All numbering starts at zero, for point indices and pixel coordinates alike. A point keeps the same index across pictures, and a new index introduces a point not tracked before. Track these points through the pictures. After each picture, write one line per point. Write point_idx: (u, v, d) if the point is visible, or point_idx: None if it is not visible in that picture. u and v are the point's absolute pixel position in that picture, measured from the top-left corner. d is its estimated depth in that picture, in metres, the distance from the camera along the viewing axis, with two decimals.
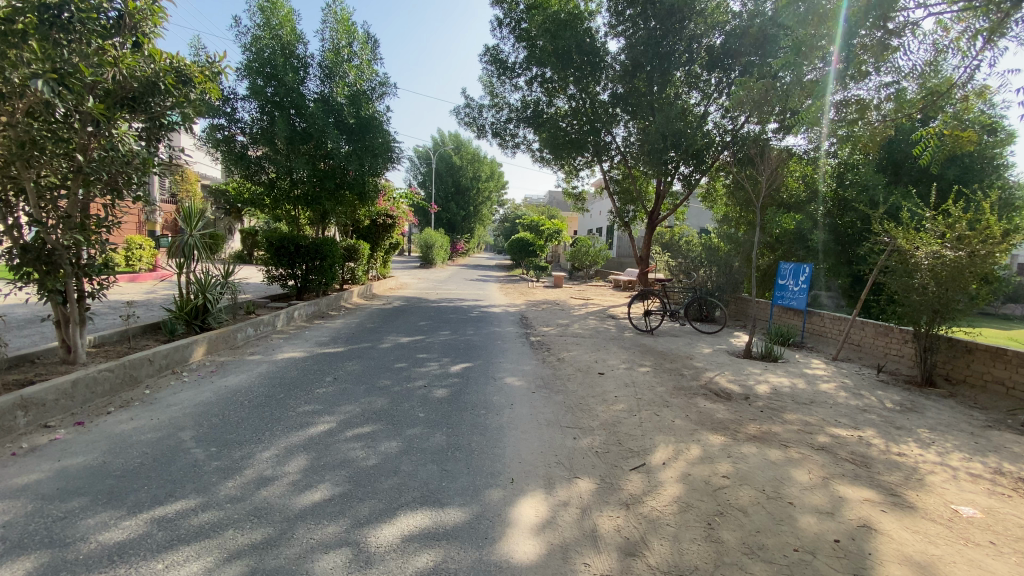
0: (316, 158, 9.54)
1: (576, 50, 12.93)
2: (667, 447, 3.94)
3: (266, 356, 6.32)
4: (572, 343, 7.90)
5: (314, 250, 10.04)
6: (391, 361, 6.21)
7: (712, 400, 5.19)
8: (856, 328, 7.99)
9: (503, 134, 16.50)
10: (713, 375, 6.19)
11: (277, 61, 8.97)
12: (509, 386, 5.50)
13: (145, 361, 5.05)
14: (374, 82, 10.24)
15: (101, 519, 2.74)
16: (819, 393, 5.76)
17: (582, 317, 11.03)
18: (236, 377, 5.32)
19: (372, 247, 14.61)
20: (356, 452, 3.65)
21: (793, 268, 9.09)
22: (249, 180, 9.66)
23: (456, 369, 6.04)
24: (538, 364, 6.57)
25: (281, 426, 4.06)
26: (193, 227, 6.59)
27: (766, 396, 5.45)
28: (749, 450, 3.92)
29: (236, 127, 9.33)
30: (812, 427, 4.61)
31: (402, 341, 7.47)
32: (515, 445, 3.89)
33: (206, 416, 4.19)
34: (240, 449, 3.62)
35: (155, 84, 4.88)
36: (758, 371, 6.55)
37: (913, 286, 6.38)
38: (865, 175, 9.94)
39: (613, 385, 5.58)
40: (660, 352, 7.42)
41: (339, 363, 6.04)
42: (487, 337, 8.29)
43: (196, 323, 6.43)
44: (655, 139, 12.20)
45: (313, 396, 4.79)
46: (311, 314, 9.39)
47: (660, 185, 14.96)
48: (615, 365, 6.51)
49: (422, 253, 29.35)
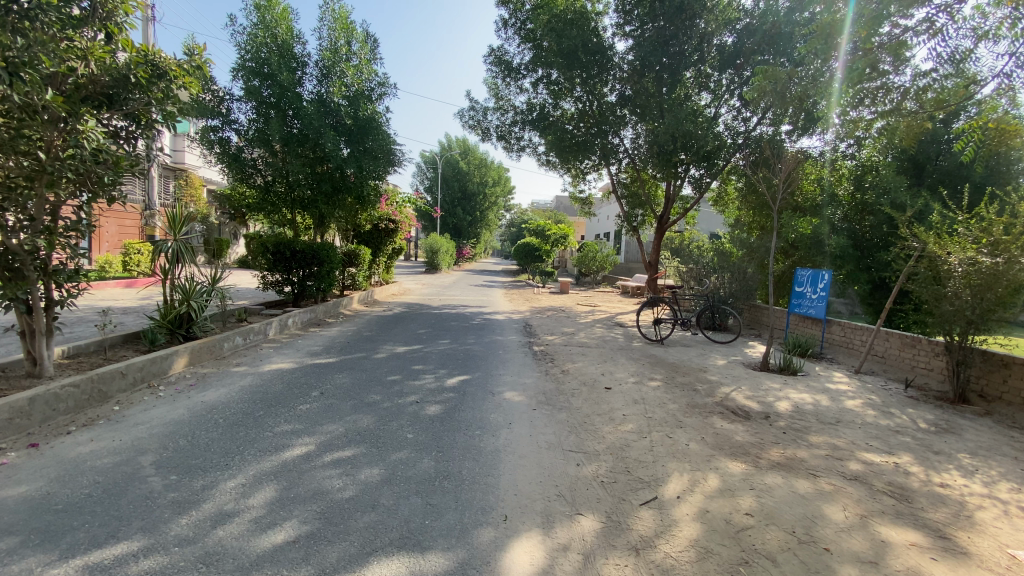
0: (314, 161, 9.22)
1: (583, 49, 12.57)
2: (681, 476, 3.51)
3: (252, 367, 5.96)
4: (577, 354, 7.48)
5: (311, 255, 9.68)
6: (383, 374, 5.84)
7: (729, 419, 4.76)
8: (880, 339, 7.51)
9: (508, 137, 16.17)
10: (729, 391, 5.74)
11: (272, 60, 8.64)
12: (509, 402, 5.09)
13: (117, 374, 4.71)
14: (374, 82, 9.88)
15: (25, 566, 2.37)
16: (845, 411, 5.30)
17: (588, 325, 10.61)
18: (215, 392, 4.96)
19: (374, 252, 14.27)
20: (332, 481, 3.26)
21: (811, 275, 8.64)
22: (244, 183, 9.34)
23: (453, 382, 5.65)
24: (541, 376, 6.15)
25: (253, 449, 3.68)
26: (177, 231, 6.18)
27: (788, 415, 5.01)
28: (774, 481, 3.49)
29: (231, 128, 9.03)
30: (841, 451, 4.18)
31: (398, 351, 7.10)
32: (511, 473, 3.49)
33: (173, 438, 3.83)
34: (203, 477, 3.24)
35: (126, 77, 4.67)
36: (777, 385, 6.09)
37: (945, 295, 5.91)
38: (886, 177, 9.49)
39: (621, 401, 5.16)
40: (671, 364, 6.98)
41: (328, 375, 5.68)
42: (488, 347, 7.90)
43: (179, 332, 6.08)
44: (664, 140, 11.76)
45: (294, 413, 4.42)
46: (307, 322, 9.03)
47: (669, 189, 14.53)
48: (623, 378, 6.08)
49: (428, 259, 29.09)
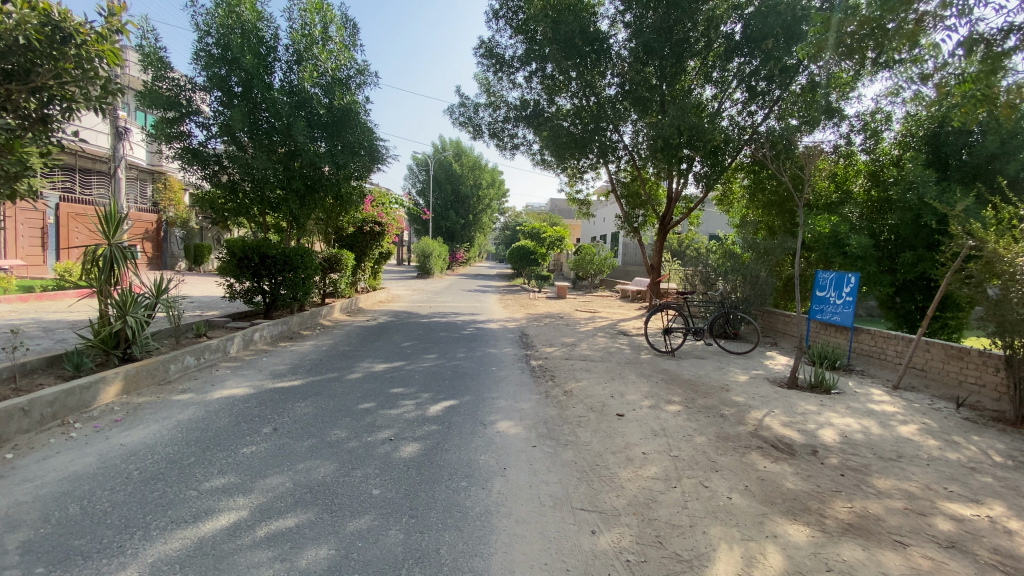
0: (286, 157, 8.29)
1: (580, 37, 11.72)
2: (730, 551, 2.65)
3: (199, 393, 5.05)
4: (581, 370, 6.62)
5: (282, 260, 8.74)
6: (354, 400, 4.94)
7: (771, 457, 3.91)
8: (919, 350, 6.73)
9: (501, 134, 15.31)
10: (762, 416, 4.88)
11: (233, 43, 7.66)
12: (502, 436, 4.20)
13: (17, 411, 3.80)
14: (351, 69, 8.96)
15: None
16: (904, 442, 4.47)
17: (590, 335, 9.73)
18: (143, 430, 4.06)
19: (358, 257, 13.35)
20: (260, 572, 2.38)
21: (835, 278, 7.89)
22: (209, 182, 8.40)
23: (436, 411, 4.75)
24: (540, 400, 5.26)
25: (165, 519, 2.80)
26: (111, 236, 5.24)
27: (840, 450, 4.16)
28: (854, 556, 2.64)
29: (194, 121, 8.04)
30: (921, 503, 3.35)
31: (376, 369, 6.21)
32: (505, 552, 2.61)
33: (63, 505, 2.92)
34: (78, 572, 2.35)
35: (20, 39, 3.83)
36: (814, 408, 5.23)
37: (1013, 302, 5.06)
38: (912, 170, 8.65)
39: (638, 434, 4.27)
40: (687, 381, 6.12)
41: (288, 404, 4.78)
42: (479, 362, 6.99)
43: (114, 354, 5.18)
44: (669, 133, 10.91)
45: (233, 461, 3.53)
46: (278, 335, 8.12)
47: (671, 188, 13.67)
48: (636, 401, 5.21)
49: (420, 264, 28.28)
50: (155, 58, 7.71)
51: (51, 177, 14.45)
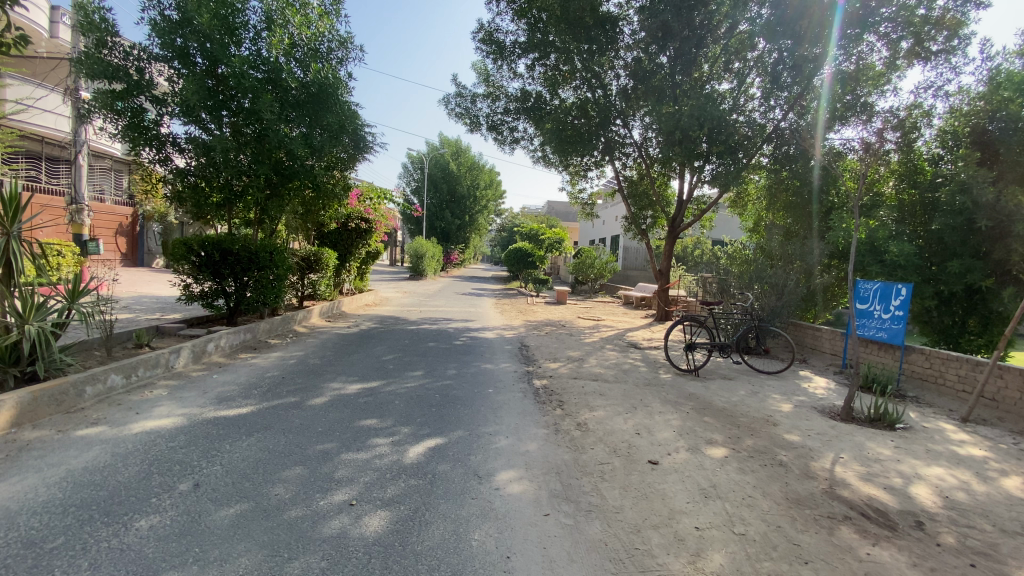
0: (254, 139, 7.22)
1: (590, 15, 10.56)
2: None
3: (115, 425, 3.95)
4: (594, 394, 5.57)
5: (248, 258, 7.63)
6: (312, 438, 3.85)
7: (870, 536, 2.86)
8: (991, 376, 5.75)
9: (499, 127, 14.23)
10: (832, 465, 3.84)
11: (190, 2, 6.55)
12: (505, 496, 3.14)
13: None
14: (332, 41, 7.99)
15: None
16: (1021, 505, 3.45)
17: (599, 347, 8.67)
18: (6, 488, 2.94)
19: (342, 256, 12.23)
20: None
21: (882, 289, 6.91)
22: (167, 170, 7.30)
23: (417, 455, 3.67)
24: (549, 437, 4.20)
25: None
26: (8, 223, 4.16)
27: (949, 521, 3.13)
28: None
29: (149, 99, 6.95)
30: None
31: (348, 391, 5.12)
32: None
33: None
34: None
35: None
36: (888, 452, 4.21)
37: None
38: (963, 167, 7.62)
39: (684, 495, 3.24)
40: (723, 411, 5.07)
41: (225, 443, 3.69)
42: (473, 382, 5.91)
43: (10, 373, 4.05)
44: (688, 125, 9.85)
45: (116, 547, 2.43)
46: (240, 346, 7.02)
47: (682, 187, 12.65)
48: (671, 441, 4.17)
49: (412, 265, 27.13)
50: (98, 21, 6.58)
51: (9, 163, 13.41)
